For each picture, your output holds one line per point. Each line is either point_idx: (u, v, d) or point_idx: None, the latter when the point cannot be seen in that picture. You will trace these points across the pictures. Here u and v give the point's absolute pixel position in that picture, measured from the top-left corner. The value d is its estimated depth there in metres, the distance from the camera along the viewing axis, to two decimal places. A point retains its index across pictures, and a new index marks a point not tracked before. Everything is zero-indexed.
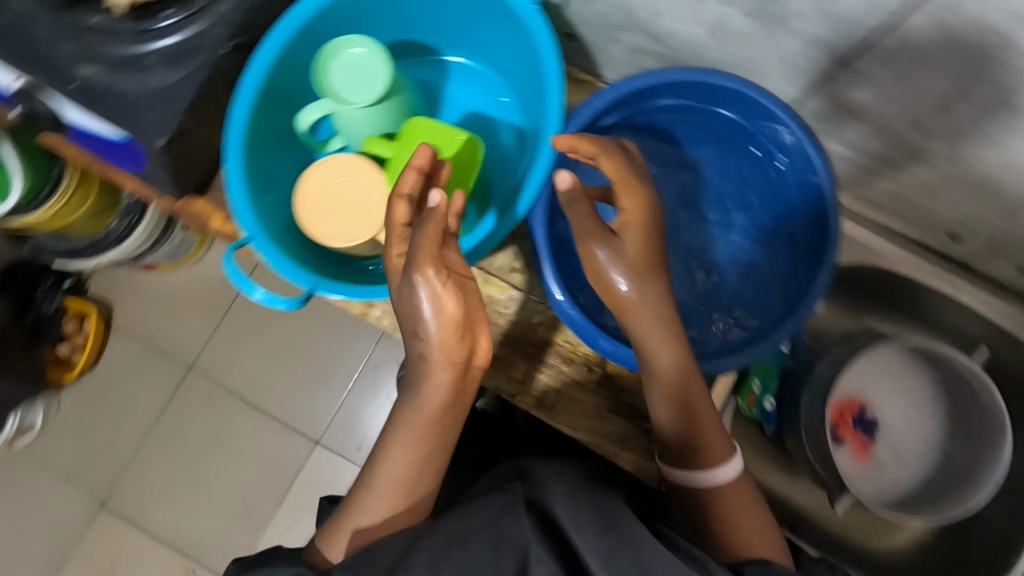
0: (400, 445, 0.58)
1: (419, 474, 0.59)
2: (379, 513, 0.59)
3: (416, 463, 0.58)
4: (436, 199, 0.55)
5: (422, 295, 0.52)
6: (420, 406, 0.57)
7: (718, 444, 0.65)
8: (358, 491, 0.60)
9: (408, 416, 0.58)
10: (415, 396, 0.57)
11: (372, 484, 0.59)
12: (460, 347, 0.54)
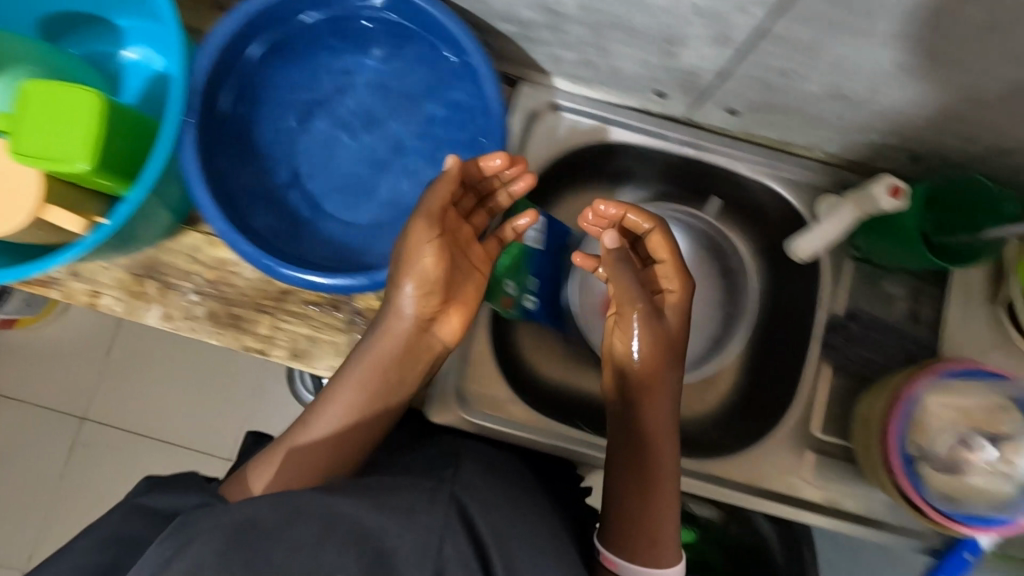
0: (345, 379, 0.71)
1: (360, 408, 0.70)
2: (321, 437, 0.69)
3: (356, 398, 0.70)
4: (450, 162, 0.72)
5: (424, 248, 0.71)
6: (377, 345, 0.72)
7: (661, 536, 0.76)
8: (291, 431, 0.70)
9: (363, 351, 0.72)
10: (375, 343, 0.72)
11: (316, 418, 0.70)
12: (439, 299, 0.73)
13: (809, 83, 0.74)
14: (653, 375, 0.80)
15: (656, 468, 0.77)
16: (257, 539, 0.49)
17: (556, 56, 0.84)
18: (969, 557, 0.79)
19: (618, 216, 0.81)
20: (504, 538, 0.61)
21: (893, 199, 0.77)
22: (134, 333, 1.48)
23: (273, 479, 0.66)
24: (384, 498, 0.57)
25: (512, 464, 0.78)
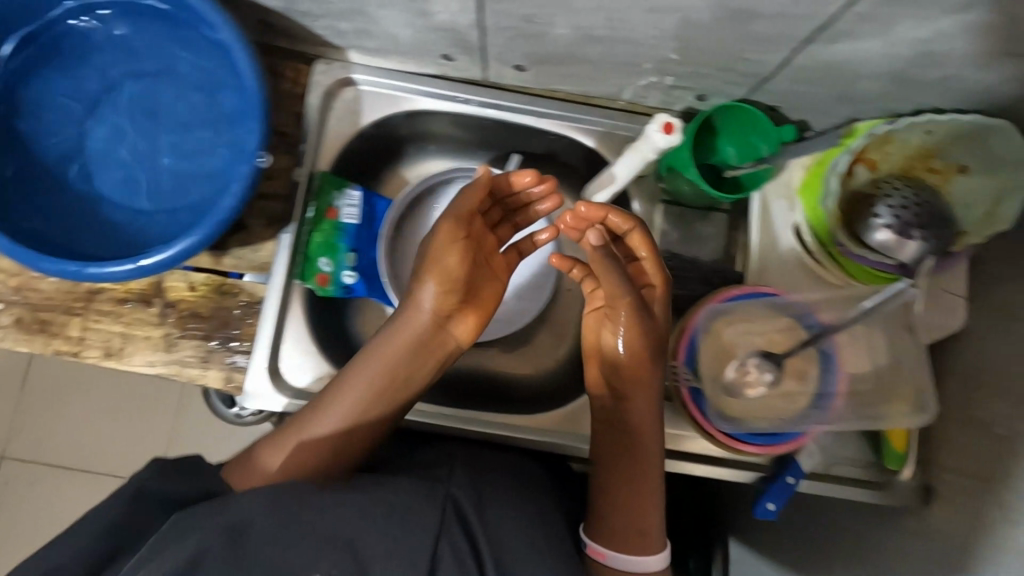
0: (355, 377, 0.62)
1: (364, 412, 0.61)
2: (320, 439, 0.60)
3: (359, 402, 0.61)
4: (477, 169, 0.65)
5: (450, 251, 0.66)
6: (391, 345, 0.64)
7: (636, 529, 0.64)
8: (294, 423, 0.61)
9: (380, 347, 0.64)
10: (382, 347, 0.64)
11: (313, 416, 0.61)
12: (455, 301, 0.67)
13: (557, 26, 0.60)
14: (648, 368, 0.66)
15: (643, 474, 0.65)
16: (259, 544, 0.42)
17: (338, 29, 0.69)
18: (791, 482, 0.69)
19: (625, 233, 0.66)
20: (530, 540, 0.52)
21: (668, 135, 0.64)
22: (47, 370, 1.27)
23: (263, 474, 0.58)
24: (379, 491, 0.49)
25: (468, 450, 0.66)
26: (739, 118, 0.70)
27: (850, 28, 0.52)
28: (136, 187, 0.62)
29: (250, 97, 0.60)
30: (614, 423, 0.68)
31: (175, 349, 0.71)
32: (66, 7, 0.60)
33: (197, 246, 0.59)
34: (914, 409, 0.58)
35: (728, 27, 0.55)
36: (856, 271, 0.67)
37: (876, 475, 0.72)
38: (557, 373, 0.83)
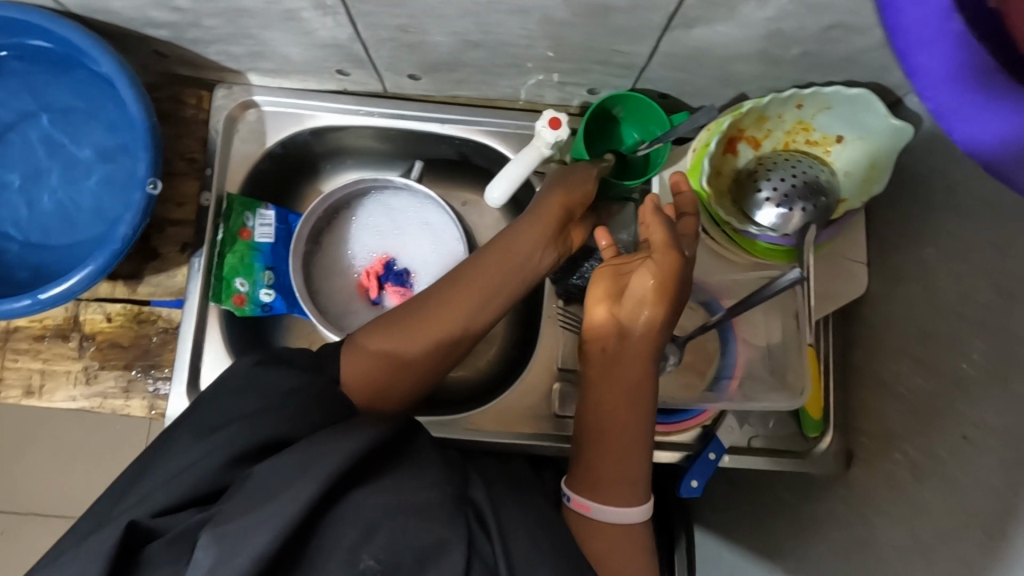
0: (467, 292, 0.64)
1: (474, 314, 0.64)
2: (422, 339, 0.62)
3: (468, 308, 0.63)
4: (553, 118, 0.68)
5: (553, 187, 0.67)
6: (509, 253, 0.65)
7: (628, 480, 0.58)
8: (413, 314, 0.63)
9: (467, 281, 0.65)
10: (493, 271, 0.65)
11: (429, 316, 0.63)
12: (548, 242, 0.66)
13: (432, 34, 0.61)
14: (660, 333, 0.59)
15: (645, 425, 0.59)
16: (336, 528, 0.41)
17: (231, 54, 0.70)
18: (713, 457, 0.71)
19: (677, 195, 0.64)
20: (546, 524, 0.51)
21: (555, 129, 0.68)
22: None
23: (371, 359, 0.60)
24: (408, 490, 0.45)
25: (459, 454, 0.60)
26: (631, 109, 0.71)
27: (701, 14, 0.55)
28: (37, 221, 0.63)
29: (139, 126, 0.61)
30: (611, 361, 0.60)
31: (96, 381, 0.72)
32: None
33: (92, 278, 0.59)
34: (788, 394, 0.60)
35: (592, 19, 0.57)
36: (753, 248, 0.67)
37: (800, 445, 0.74)
38: (483, 375, 0.84)
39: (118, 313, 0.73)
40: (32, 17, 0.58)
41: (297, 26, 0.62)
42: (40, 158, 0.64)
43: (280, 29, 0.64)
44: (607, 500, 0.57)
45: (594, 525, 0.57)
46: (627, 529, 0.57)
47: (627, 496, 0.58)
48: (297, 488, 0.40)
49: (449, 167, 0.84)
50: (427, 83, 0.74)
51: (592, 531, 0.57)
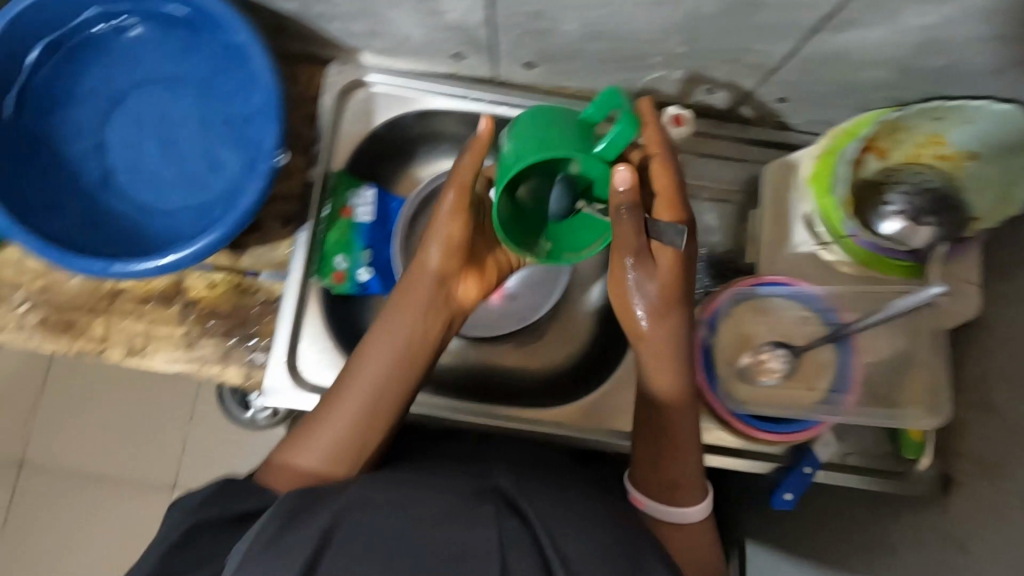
0: (365, 372, 0.60)
1: (384, 394, 0.60)
2: (337, 436, 0.58)
3: (380, 382, 0.60)
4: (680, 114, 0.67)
5: (433, 232, 0.64)
6: (393, 325, 0.62)
7: (691, 483, 0.59)
8: (312, 425, 0.59)
9: (375, 334, 0.62)
10: (375, 344, 0.62)
11: (322, 424, 0.58)
12: (460, 262, 0.64)
13: (564, 21, 0.60)
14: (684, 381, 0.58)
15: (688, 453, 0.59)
16: (338, 556, 0.42)
17: (350, 32, 0.70)
18: (808, 472, 0.69)
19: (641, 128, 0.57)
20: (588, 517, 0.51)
21: (678, 128, 0.67)
22: (70, 367, 1.32)
23: (300, 477, 0.56)
24: (426, 503, 0.47)
25: (465, 447, 0.68)
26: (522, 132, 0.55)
27: (858, 16, 0.53)
28: (159, 187, 0.64)
29: (269, 99, 0.61)
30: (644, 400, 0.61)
31: (195, 347, 0.73)
32: (89, 17, 0.63)
33: (215, 244, 0.60)
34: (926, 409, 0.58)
35: (740, 15, 0.55)
36: (872, 262, 0.65)
37: (893, 466, 0.72)
38: (562, 369, 0.83)
39: (221, 281, 0.74)
40: None
41: (427, 6, 0.62)
42: (165, 123, 0.64)
43: (409, 10, 0.63)
44: (666, 504, 0.59)
45: (667, 531, 0.59)
46: (691, 528, 0.59)
47: (681, 497, 0.59)
48: (265, 516, 0.45)
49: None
50: (539, 73, 0.73)
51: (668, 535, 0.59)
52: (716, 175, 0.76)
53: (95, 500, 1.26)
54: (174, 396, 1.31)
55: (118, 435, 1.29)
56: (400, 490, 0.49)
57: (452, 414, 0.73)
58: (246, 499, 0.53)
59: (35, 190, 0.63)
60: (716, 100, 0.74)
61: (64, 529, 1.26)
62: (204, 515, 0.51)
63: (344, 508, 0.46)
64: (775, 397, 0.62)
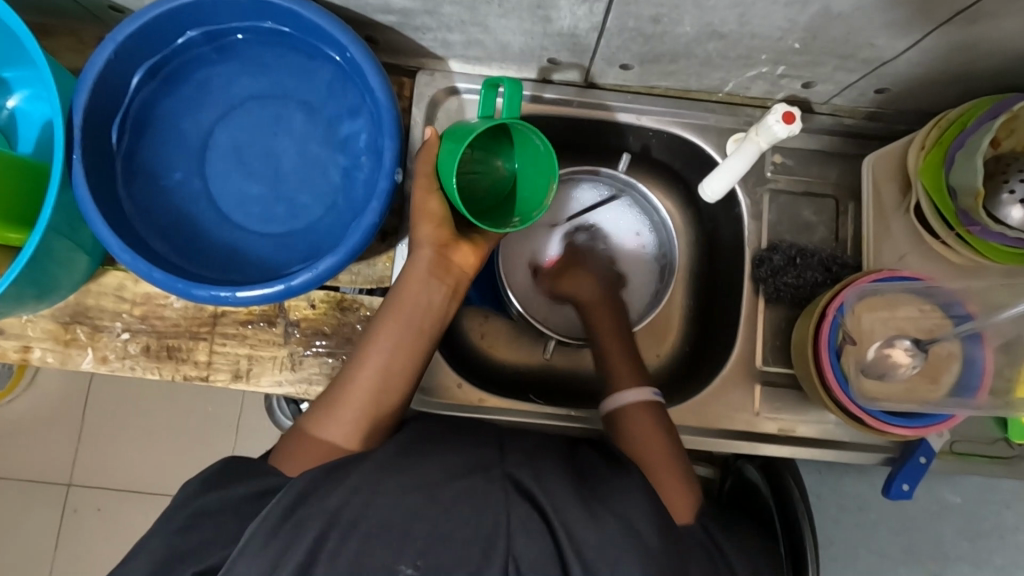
0: (373, 348, 0.60)
1: (396, 366, 0.60)
2: (358, 411, 0.58)
3: (393, 356, 0.60)
4: (791, 112, 0.62)
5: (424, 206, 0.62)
6: (403, 302, 0.61)
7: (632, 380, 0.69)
8: (330, 399, 0.59)
9: (385, 310, 0.62)
10: (385, 318, 0.61)
11: (341, 398, 0.59)
12: (449, 232, 0.63)
13: (683, 23, 0.60)
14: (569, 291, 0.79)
15: (610, 341, 0.74)
16: (344, 540, 0.46)
17: (447, 42, 0.69)
18: (923, 462, 0.69)
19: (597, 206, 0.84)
20: (582, 494, 0.52)
21: (789, 126, 0.62)
22: (112, 382, 1.24)
23: (319, 451, 0.57)
24: (438, 487, 0.50)
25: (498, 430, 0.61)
26: (453, 142, 0.59)
27: (992, 9, 0.54)
28: (268, 207, 0.66)
29: (382, 115, 0.61)
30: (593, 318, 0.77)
31: (301, 368, 0.72)
32: (189, 38, 0.63)
33: (338, 265, 0.60)
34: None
35: (869, 10, 0.55)
36: (985, 249, 0.64)
37: (1005, 454, 0.72)
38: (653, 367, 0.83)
39: (322, 299, 0.72)
40: (288, 4, 0.59)
41: (540, 14, 0.61)
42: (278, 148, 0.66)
43: (520, 19, 0.63)
44: (654, 470, 0.62)
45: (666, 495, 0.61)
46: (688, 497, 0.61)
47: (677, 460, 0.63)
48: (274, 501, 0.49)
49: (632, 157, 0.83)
50: (634, 74, 0.72)
51: (656, 470, 0.62)
52: (810, 169, 0.76)
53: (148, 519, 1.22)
54: (224, 408, 1.24)
55: (168, 455, 1.23)
56: (404, 475, 0.50)
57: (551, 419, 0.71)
58: (248, 482, 0.55)
59: (148, 216, 0.65)
60: (813, 93, 0.73)
61: (117, 554, 1.21)
62: (202, 504, 0.53)
63: (355, 492, 0.49)
64: (903, 393, 0.63)
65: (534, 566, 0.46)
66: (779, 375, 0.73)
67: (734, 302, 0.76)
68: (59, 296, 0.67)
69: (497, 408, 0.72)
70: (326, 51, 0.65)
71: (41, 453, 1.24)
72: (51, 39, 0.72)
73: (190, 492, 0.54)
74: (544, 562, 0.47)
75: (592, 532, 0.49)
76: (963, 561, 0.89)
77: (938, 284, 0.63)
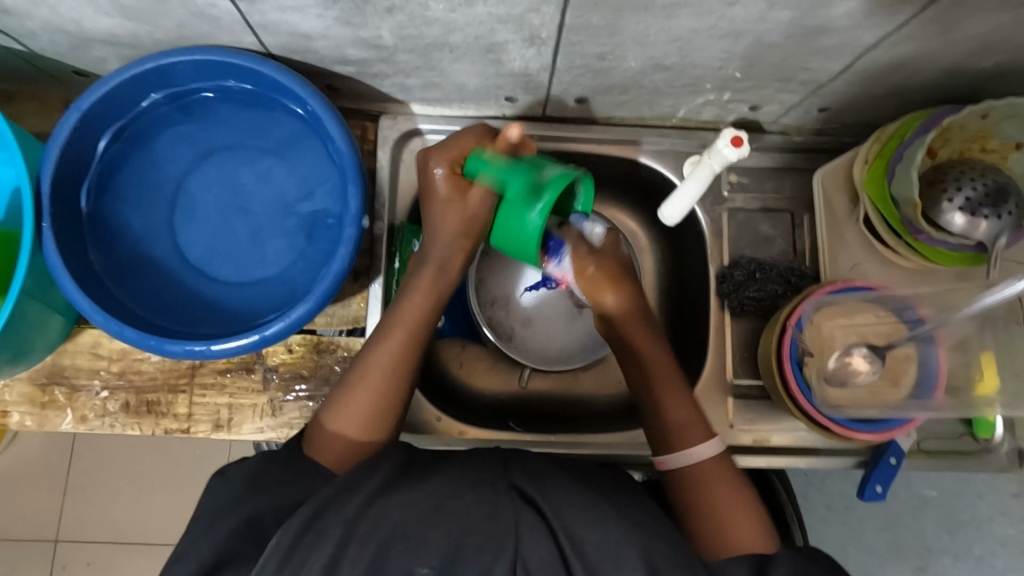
0: (382, 347, 0.64)
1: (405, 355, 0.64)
2: (369, 402, 0.62)
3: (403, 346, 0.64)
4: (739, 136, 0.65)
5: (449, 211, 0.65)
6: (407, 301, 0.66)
7: (672, 403, 0.68)
8: (343, 392, 0.63)
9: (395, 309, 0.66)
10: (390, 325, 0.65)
11: (348, 398, 0.62)
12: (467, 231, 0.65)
13: (628, 59, 0.63)
14: (630, 302, 0.72)
15: (649, 351, 0.70)
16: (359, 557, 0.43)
17: (405, 86, 0.71)
18: (895, 462, 0.70)
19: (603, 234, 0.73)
20: (593, 505, 0.49)
21: (739, 148, 0.65)
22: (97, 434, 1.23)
23: (338, 441, 0.60)
24: (446, 497, 0.47)
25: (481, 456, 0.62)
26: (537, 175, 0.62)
27: (914, 31, 0.57)
28: (240, 257, 0.67)
29: (345, 162, 0.63)
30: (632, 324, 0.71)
31: (282, 413, 0.72)
32: (153, 100, 0.65)
33: (309, 312, 0.61)
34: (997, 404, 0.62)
35: (802, 36, 0.58)
36: (935, 255, 0.67)
37: (975, 447, 0.74)
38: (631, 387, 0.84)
39: (298, 342, 0.73)
40: (244, 62, 0.61)
41: (490, 57, 0.64)
42: (247, 198, 0.68)
43: (472, 63, 0.65)
44: (721, 522, 0.61)
45: (732, 536, 0.59)
46: (750, 523, 0.61)
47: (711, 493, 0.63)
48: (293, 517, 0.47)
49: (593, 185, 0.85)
50: (589, 106, 0.75)
51: (715, 509, 0.61)
52: (765, 185, 0.79)
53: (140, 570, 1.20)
54: (212, 455, 1.24)
55: (158, 505, 1.22)
56: (413, 490, 0.48)
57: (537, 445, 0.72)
58: (273, 503, 0.52)
59: (122, 276, 0.66)
60: (761, 114, 0.76)
61: None
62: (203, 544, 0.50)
63: (368, 507, 0.46)
64: (867, 398, 0.66)
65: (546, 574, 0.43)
66: (749, 387, 0.75)
67: (701, 316, 0.79)
68: (36, 357, 0.67)
69: (482, 437, 0.73)
70: (289, 104, 0.67)
71: (26, 512, 1.22)
72: (16, 106, 0.73)
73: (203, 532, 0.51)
74: (553, 564, 0.43)
75: (593, 538, 0.46)
76: (945, 552, 0.92)
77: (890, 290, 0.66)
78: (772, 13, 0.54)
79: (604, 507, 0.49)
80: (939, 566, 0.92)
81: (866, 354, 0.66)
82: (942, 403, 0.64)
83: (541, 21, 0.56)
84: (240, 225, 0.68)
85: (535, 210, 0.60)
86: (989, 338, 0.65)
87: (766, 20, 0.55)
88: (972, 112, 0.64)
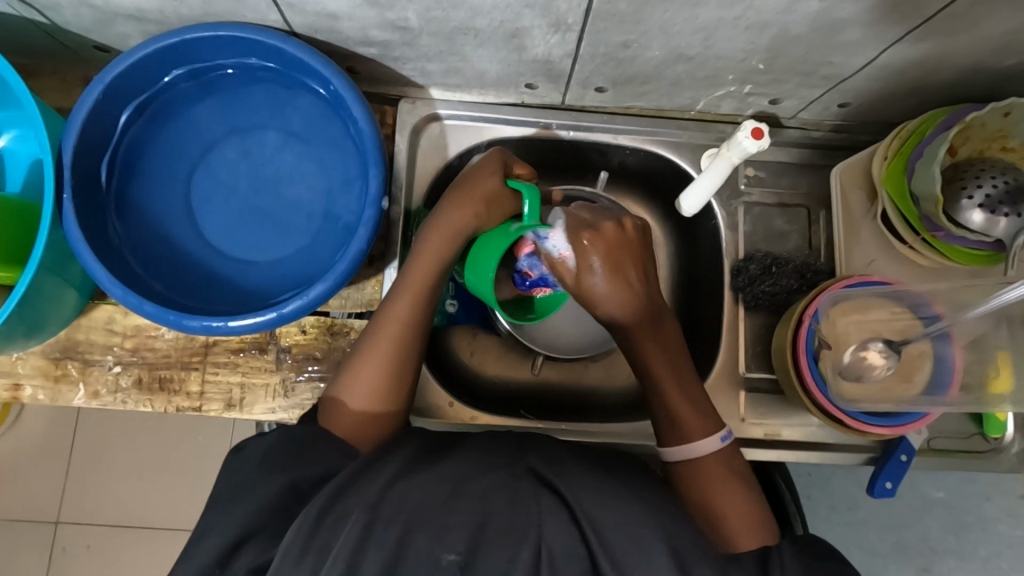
0: (390, 314, 0.63)
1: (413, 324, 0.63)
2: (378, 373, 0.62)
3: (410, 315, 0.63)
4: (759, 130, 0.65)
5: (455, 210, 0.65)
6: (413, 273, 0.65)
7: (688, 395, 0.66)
8: (353, 363, 0.62)
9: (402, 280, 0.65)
10: (399, 291, 0.64)
11: (358, 368, 0.62)
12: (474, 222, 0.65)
13: (652, 48, 0.63)
14: (638, 305, 0.66)
15: (659, 361, 0.67)
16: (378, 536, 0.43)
17: (426, 70, 0.71)
18: (905, 459, 0.70)
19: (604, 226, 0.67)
20: (611, 491, 0.49)
21: (758, 141, 0.65)
22: (102, 415, 1.23)
23: (351, 412, 0.61)
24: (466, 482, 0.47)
25: None
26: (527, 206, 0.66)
27: (941, 26, 0.57)
28: (258, 235, 0.67)
29: (366, 143, 0.63)
30: (644, 335, 0.67)
31: (294, 394, 0.72)
32: (175, 76, 0.65)
33: (327, 291, 0.61)
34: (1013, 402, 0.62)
35: (828, 29, 0.58)
36: (951, 252, 0.67)
37: (986, 447, 0.74)
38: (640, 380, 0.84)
39: (312, 322, 0.73)
40: (268, 40, 0.61)
41: (513, 42, 0.63)
42: (265, 176, 0.68)
43: (495, 48, 0.65)
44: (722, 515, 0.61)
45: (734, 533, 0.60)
46: (752, 526, 0.60)
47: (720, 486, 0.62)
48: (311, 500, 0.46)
49: (608, 176, 0.85)
50: (608, 95, 0.75)
51: (717, 501, 0.61)
52: (781, 180, 0.79)
53: (141, 553, 1.20)
54: (215, 439, 1.24)
55: (161, 488, 1.22)
56: (432, 474, 0.48)
57: (548, 432, 0.72)
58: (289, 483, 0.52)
59: (140, 251, 0.66)
60: (780, 109, 0.76)
61: None
62: (218, 521, 0.49)
63: (388, 488, 0.46)
64: (883, 393, 0.66)
65: (566, 558, 0.43)
66: (761, 381, 0.75)
67: (714, 309, 0.79)
68: (52, 330, 0.68)
69: (494, 422, 0.73)
70: (311, 86, 0.67)
71: (29, 492, 1.22)
72: (37, 80, 0.73)
73: (220, 510, 0.51)
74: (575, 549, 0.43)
75: (614, 525, 0.46)
76: (949, 553, 0.92)
77: (906, 286, 0.66)
78: (800, 4, 0.54)
79: (622, 494, 0.49)
80: (942, 566, 0.91)
81: (882, 350, 0.65)
82: (955, 397, 0.64)
83: (567, 6, 0.56)
84: (257, 200, 0.68)
85: (516, 223, 0.64)
86: (1005, 336, 0.64)
87: (793, 11, 0.55)
88: (995, 109, 0.64)
